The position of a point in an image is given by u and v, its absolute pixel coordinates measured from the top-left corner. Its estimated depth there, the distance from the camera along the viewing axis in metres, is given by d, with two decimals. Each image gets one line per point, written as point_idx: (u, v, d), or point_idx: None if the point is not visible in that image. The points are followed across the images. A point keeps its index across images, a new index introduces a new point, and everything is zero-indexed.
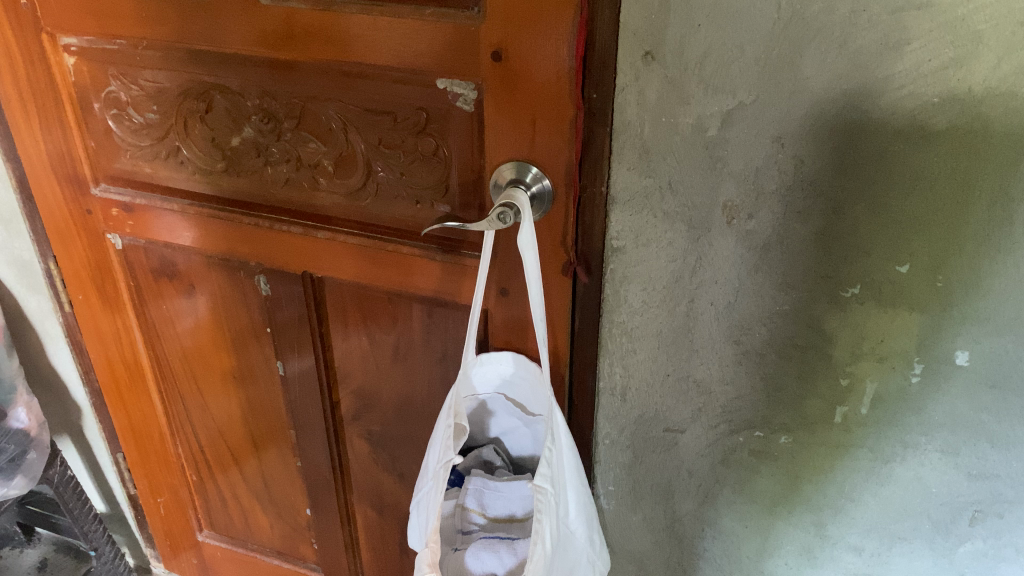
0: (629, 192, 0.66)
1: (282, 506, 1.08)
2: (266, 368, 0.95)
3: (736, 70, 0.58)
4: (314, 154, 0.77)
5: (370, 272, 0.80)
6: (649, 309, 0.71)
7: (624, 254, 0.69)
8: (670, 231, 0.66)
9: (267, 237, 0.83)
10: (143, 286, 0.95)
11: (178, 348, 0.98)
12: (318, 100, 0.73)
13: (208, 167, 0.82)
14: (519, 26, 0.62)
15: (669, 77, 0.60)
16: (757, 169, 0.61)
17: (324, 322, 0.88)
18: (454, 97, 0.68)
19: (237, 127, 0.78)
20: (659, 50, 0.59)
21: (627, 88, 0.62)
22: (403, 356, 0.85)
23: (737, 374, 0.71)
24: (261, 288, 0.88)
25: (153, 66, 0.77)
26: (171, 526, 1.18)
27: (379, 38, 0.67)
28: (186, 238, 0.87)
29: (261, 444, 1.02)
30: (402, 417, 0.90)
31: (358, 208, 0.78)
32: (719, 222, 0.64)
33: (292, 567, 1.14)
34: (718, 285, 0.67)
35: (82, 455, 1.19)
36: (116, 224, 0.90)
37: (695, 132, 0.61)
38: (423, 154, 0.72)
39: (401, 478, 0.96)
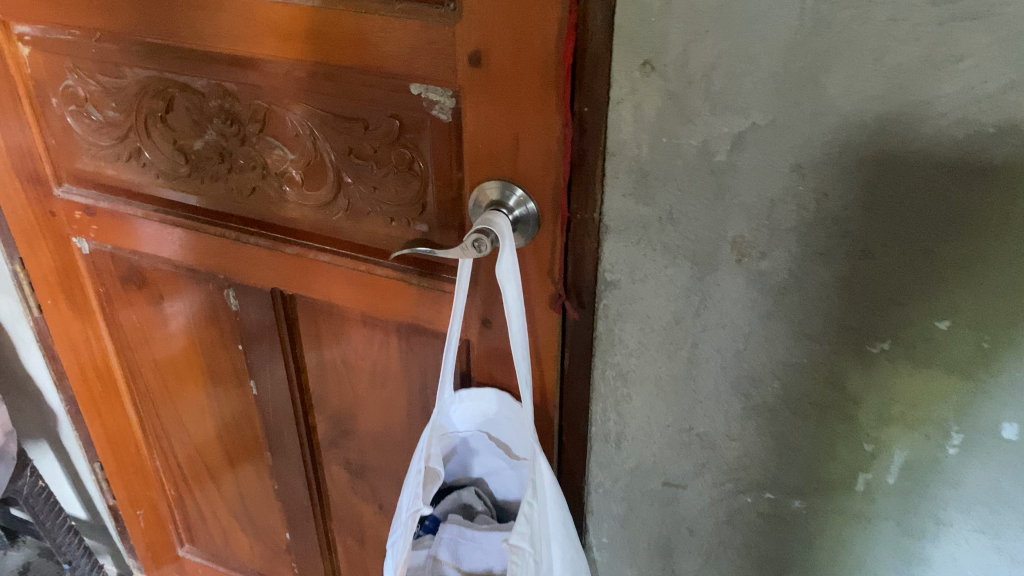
0: (624, 221, 0.57)
1: (262, 527, 1.01)
2: (241, 385, 0.88)
3: (749, 86, 0.49)
4: (280, 162, 0.69)
5: (344, 293, 0.73)
6: (646, 352, 0.62)
7: (618, 289, 0.60)
8: (671, 267, 0.57)
9: (233, 251, 0.76)
10: (113, 293, 0.88)
11: (151, 359, 0.92)
12: (284, 103, 0.65)
13: (170, 171, 0.75)
14: (499, 27, 0.53)
15: (671, 91, 0.51)
16: (771, 202, 0.52)
17: (297, 343, 0.80)
18: (430, 105, 0.60)
19: (199, 130, 0.71)
20: (658, 60, 0.50)
21: (623, 103, 0.53)
22: (381, 384, 0.78)
23: (745, 431, 0.62)
24: (230, 303, 0.81)
25: (111, 60, 0.70)
26: (151, 540, 1.12)
27: (345, 36, 0.59)
28: (152, 247, 0.80)
29: (239, 464, 0.96)
30: (381, 448, 0.82)
31: (327, 222, 0.70)
32: (726, 261, 0.55)
33: None
34: (724, 330, 0.58)
35: (60, 463, 1.11)
36: (80, 228, 0.83)
37: (701, 156, 0.52)
38: (398, 167, 0.64)
39: (381, 511, 0.88)
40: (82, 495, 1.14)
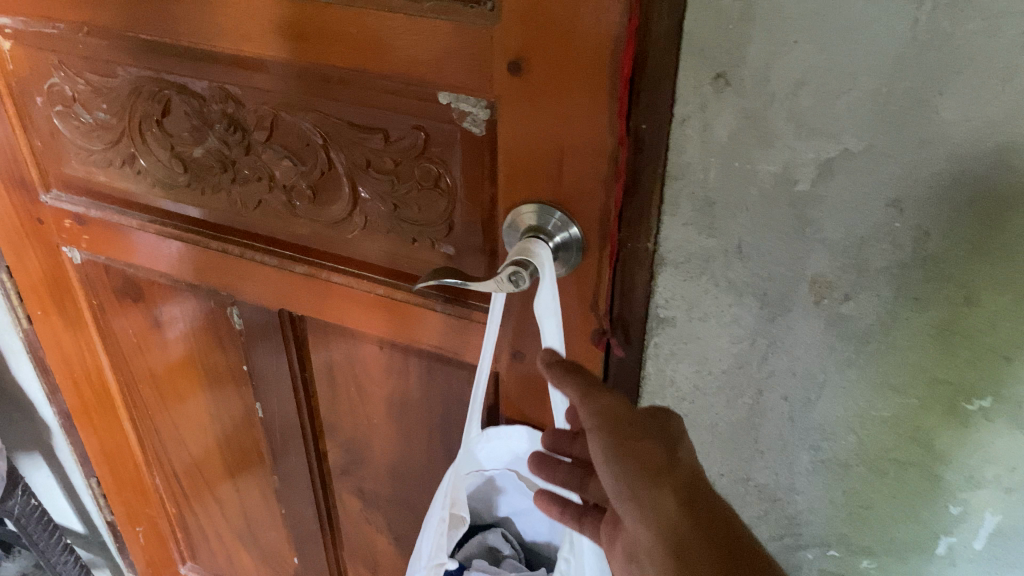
0: (683, 252, 0.50)
1: (267, 550, 0.95)
2: (246, 406, 0.81)
3: (843, 107, 0.42)
4: (289, 174, 0.62)
5: (359, 318, 0.66)
6: (701, 396, 0.55)
7: (672, 327, 0.53)
8: (736, 306, 0.50)
9: (237, 268, 0.69)
10: (107, 305, 0.81)
11: (149, 375, 0.85)
12: (294, 109, 0.58)
13: (168, 180, 0.67)
14: (544, 32, 0.46)
15: (747, 109, 0.44)
16: (861, 239, 0.45)
17: (307, 366, 0.74)
18: (460, 116, 0.53)
19: (199, 136, 0.64)
20: (735, 73, 0.43)
21: (690, 120, 0.45)
22: (399, 414, 0.71)
23: (811, 485, 0.55)
24: (234, 321, 0.74)
25: (101, 57, 0.63)
26: (152, 556, 1.06)
27: (364, 37, 0.51)
28: (149, 260, 0.73)
29: (243, 487, 0.89)
30: (397, 480, 0.76)
31: (342, 240, 0.63)
32: (803, 302, 0.48)
33: None
34: (795, 377, 0.51)
35: (54, 475, 1.05)
36: (71, 237, 0.76)
37: (779, 184, 0.45)
38: (422, 183, 0.57)
39: (396, 542, 0.81)
40: (79, 509, 1.08)
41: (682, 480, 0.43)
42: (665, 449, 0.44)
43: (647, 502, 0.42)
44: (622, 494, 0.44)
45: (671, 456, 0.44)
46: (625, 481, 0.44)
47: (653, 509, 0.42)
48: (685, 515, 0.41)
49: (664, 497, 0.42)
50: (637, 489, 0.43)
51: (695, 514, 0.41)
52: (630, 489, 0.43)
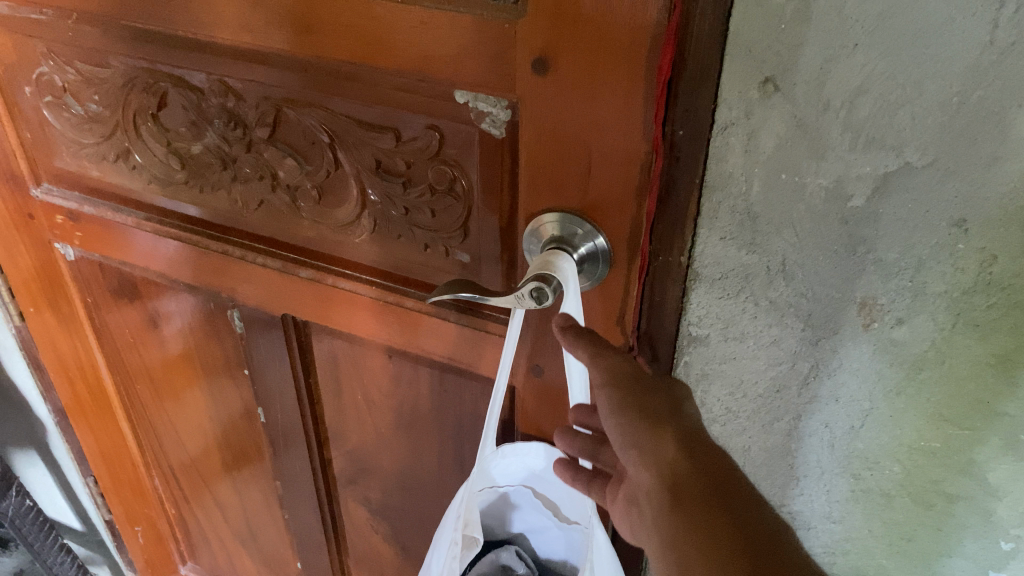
0: (720, 268, 0.46)
1: (270, 555, 0.92)
2: (247, 411, 0.78)
3: (906, 118, 0.38)
4: (293, 174, 0.58)
5: (367, 325, 0.62)
6: (734, 418, 0.51)
7: (705, 345, 0.49)
8: (776, 326, 0.46)
9: (239, 270, 0.65)
10: (102, 303, 0.78)
11: (147, 375, 0.82)
12: (298, 105, 0.54)
13: (165, 176, 0.64)
14: (572, 29, 0.41)
15: (798, 117, 0.40)
16: (919, 261, 0.41)
17: (311, 372, 0.70)
18: (479, 117, 0.48)
19: (197, 131, 0.60)
20: (785, 78, 0.39)
21: (733, 128, 0.41)
22: (409, 424, 0.67)
23: (849, 515, 0.52)
24: (235, 324, 0.70)
25: (91, 46, 0.59)
26: (151, 556, 1.03)
27: (375, 30, 0.47)
28: (145, 259, 0.69)
29: (244, 491, 0.86)
30: (406, 490, 0.73)
31: (350, 244, 0.59)
32: (850, 325, 0.44)
33: None
34: (838, 402, 0.47)
35: (50, 472, 1.02)
36: (63, 234, 0.72)
37: (830, 199, 0.41)
38: (435, 187, 0.53)
39: (404, 552, 0.78)
40: (76, 507, 1.05)
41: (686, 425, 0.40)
42: (668, 401, 0.41)
43: (647, 447, 0.40)
44: (625, 443, 0.41)
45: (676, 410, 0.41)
46: (627, 430, 0.40)
47: (652, 455, 0.39)
48: (686, 455, 0.38)
49: (666, 439, 0.39)
50: (639, 434, 0.40)
51: (697, 454, 0.38)
52: (632, 436, 0.40)
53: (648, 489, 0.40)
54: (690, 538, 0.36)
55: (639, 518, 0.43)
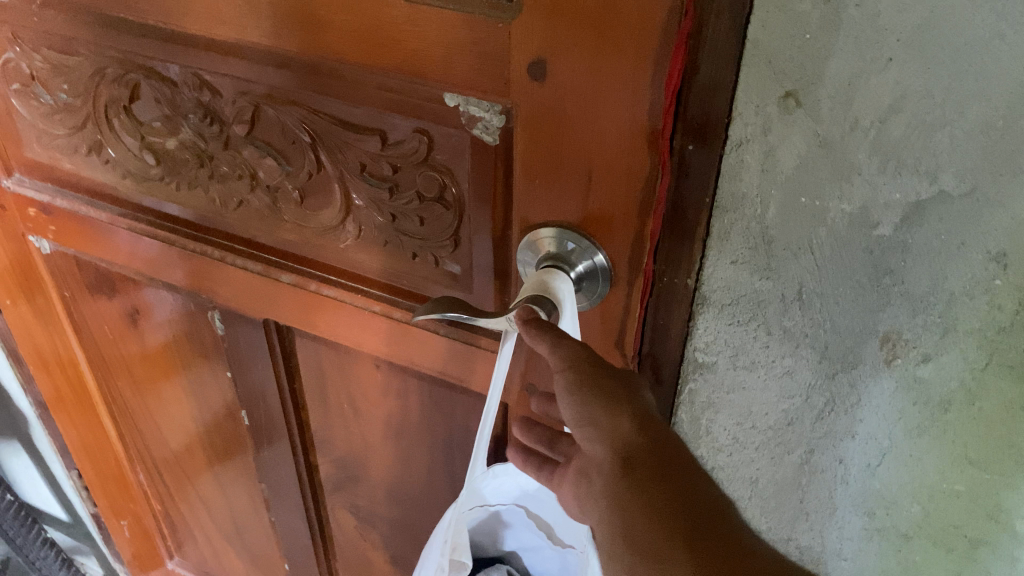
0: (730, 293, 0.42)
1: (257, 555, 0.89)
2: (231, 414, 0.74)
3: (942, 141, 0.34)
4: (273, 174, 0.54)
5: (352, 334, 0.58)
6: (742, 449, 0.48)
7: (712, 373, 0.46)
8: (790, 356, 0.43)
9: (218, 271, 0.61)
10: (80, 298, 0.74)
11: (128, 372, 0.79)
12: (277, 102, 0.50)
13: (140, 172, 0.60)
14: (572, 32, 0.37)
15: (822, 135, 0.35)
16: (951, 295, 0.37)
17: (296, 378, 0.67)
18: (471, 121, 0.44)
19: (172, 125, 0.56)
20: (809, 92, 0.35)
21: (749, 144, 0.37)
22: (397, 435, 0.64)
23: (862, 553, 0.48)
24: (216, 326, 0.67)
25: (57, 33, 0.55)
26: (138, 550, 1.01)
27: (355, 25, 0.43)
28: (120, 256, 0.66)
29: (229, 491, 0.83)
30: (394, 500, 0.70)
31: (334, 249, 0.55)
32: (871, 359, 0.41)
33: None
34: (855, 438, 0.44)
35: (35, 462, 1.00)
36: (36, 227, 0.68)
37: (855, 225, 0.37)
38: (423, 194, 0.49)
39: (393, 562, 0.75)
40: (61, 498, 1.03)
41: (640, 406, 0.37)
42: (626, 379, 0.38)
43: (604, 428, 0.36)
44: (579, 421, 0.38)
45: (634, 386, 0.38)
46: (579, 408, 0.37)
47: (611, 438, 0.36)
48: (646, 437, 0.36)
49: (627, 427, 0.36)
50: (594, 413, 0.37)
51: (658, 436, 0.36)
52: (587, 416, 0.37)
53: (603, 466, 0.37)
54: (649, 528, 0.34)
55: (590, 487, 0.40)
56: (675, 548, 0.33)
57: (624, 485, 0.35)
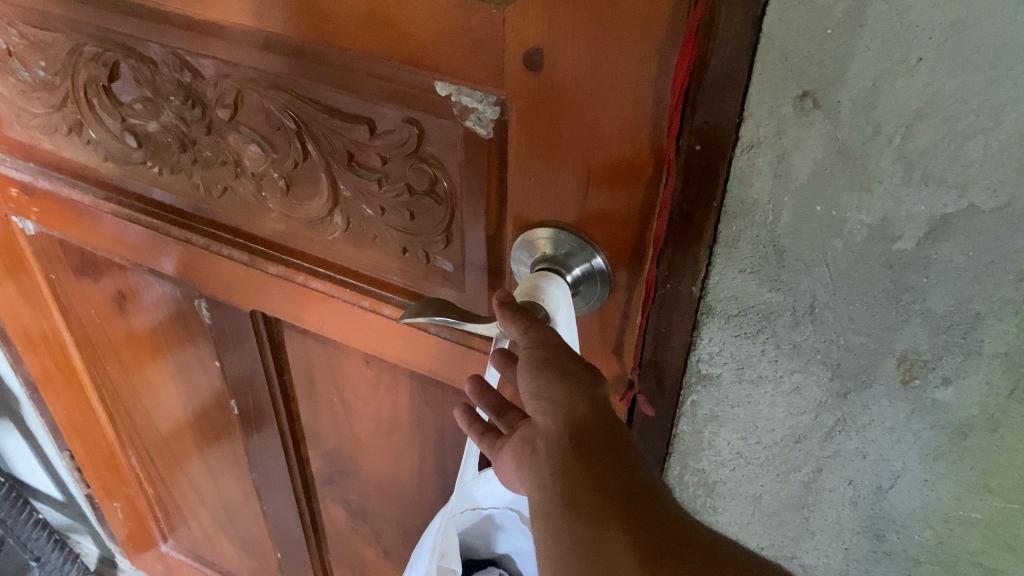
0: (737, 305, 0.39)
1: (249, 542, 0.88)
2: (220, 403, 0.72)
3: (974, 151, 0.31)
4: (258, 161, 0.51)
5: (341, 329, 0.56)
6: (746, 465, 0.45)
7: (716, 386, 0.43)
8: (799, 373, 0.40)
9: (204, 260, 0.59)
10: (66, 281, 0.72)
11: (116, 357, 0.77)
12: (260, 86, 0.47)
13: (122, 155, 0.57)
14: (568, 24, 0.34)
15: (842, 141, 0.32)
16: (976, 316, 0.34)
17: (285, 370, 0.64)
18: (463, 112, 0.40)
19: (153, 107, 0.53)
20: (828, 93, 0.31)
21: (761, 147, 0.34)
22: (388, 432, 0.62)
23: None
24: (203, 314, 0.65)
25: (32, 7, 0.52)
26: (131, 531, 1.00)
27: (337, 8, 0.39)
28: (104, 241, 0.63)
29: (220, 478, 0.82)
30: (385, 496, 0.68)
31: (322, 242, 0.52)
32: (886, 380, 0.38)
33: None
34: (866, 461, 0.41)
35: (28, 441, 0.98)
36: (19, 207, 0.66)
37: (874, 239, 0.34)
38: (413, 188, 0.46)
39: (386, 556, 0.74)
40: (55, 477, 1.02)
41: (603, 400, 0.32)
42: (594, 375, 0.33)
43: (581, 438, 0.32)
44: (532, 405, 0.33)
45: (593, 370, 0.33)
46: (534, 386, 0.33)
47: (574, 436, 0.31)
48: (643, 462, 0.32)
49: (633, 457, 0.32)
50: (547, 386, 0.32)
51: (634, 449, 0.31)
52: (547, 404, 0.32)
53: (543, 446, 0.32)
54: (585, 510, 0.29)
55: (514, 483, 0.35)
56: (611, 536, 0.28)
57: (564, 457, 0.31)
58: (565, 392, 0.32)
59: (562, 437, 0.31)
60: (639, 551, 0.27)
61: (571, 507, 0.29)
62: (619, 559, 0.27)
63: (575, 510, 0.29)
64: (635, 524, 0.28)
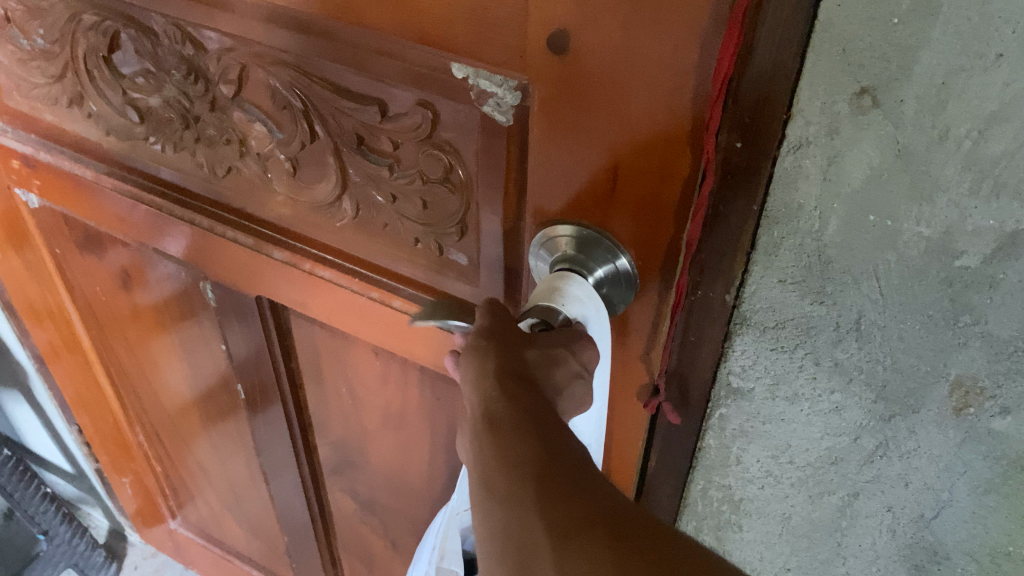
0: (775, 316, 0.36)
1: (256, 524, 0.86)
2: (226, 386, 0.70)
3: None
4: (263, 142, 0.48)
5: (347, 320, 0.53)
6: (775, 484, 0.42)
7: (746, 401, 0.40)
8: (839, 393, 0.37)
9: (207, 242, 0.56)
10: (71, 257, 0.70)
11: (121, 335, 0.75)
12: (265, 63, 0.44)
13: (123, 130, 0.54)
14: (597, 8, 0.30)
15: (903, 145, 0.29)
16: None
17: (292, 358, 0.62)
18: (483, 98, 0.36)
19: (154, 81, 0.50)
20: (889, 91, 0.28)
21: (809, 149, 0.31)
22: (396, 426, 0.59)
23: None
24: (208, 297, 0.62)
25: None
26: (141, 507, 0.99)
27: None
28: (106, 217, 0.61)
29: (227, 461, 0.80)
30: (393, 489, 0.65)
31: (330, 229, 0.49)
32: (938, 405, 0.35)
33: None
34: (908, 489, 0.38)
35: (37, 413, 0.97)
36: (21, 180, 0.64)
37: (934, 252, 0.31)
38: (425, 176, 0.43)
39: (393, 548, 0.72)
40: (64, 450, 1.01)
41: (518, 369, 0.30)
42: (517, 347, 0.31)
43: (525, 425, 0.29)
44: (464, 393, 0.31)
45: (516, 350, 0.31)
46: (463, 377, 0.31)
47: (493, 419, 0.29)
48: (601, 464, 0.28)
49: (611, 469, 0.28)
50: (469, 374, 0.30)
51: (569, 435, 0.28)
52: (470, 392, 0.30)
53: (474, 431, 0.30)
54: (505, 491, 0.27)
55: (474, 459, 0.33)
56: (527, 513, 0.26)
57: (482, 447, 0.28)
58: (484, 380, 0.29)
59: (479, 424, 0.29)
60: (551, 529, 0.25)
61: (493, 501, 0.27)
62: (535, 538, 0.25)
63: (496, 497, 0.27)
64: (546, 502, 0.25)
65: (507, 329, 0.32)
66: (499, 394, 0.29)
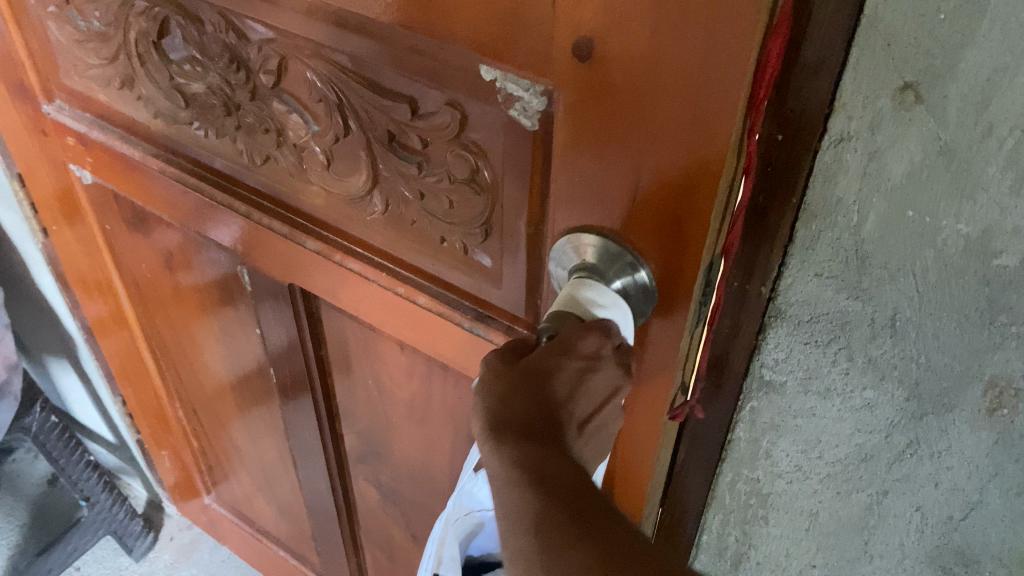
0: (810, 311, 0.36)
1: (285, 506, 0.88)
2: (258, 369, 0.72)
3: None
4: (299, 132, 0.49)
5: (375, 314, 0.54)
6: (803, 479, 0.42)
7: (779, 395, 0.40)
8: (873, 390, 0.37)
9: (244, 228, 0.57)
10: (120, 233, 0.72)
11: (164, 312, 0.77)
12: (303, 54, 0.44)
13: (169, 113, 0.56)
14: (620, 17, 0.30)
15: (945, 142, 0.29)
16: None
17: (321, 346, 0.63)
18: (508, 100, 0.36)
19: (199, 68, 0.51)
20: (933, 87, 0.28)
21: (850, 144, 0.31)
22: (420, 420, 0.60)
23: None
24: (244, 283, 0.64)
25: None
26: (178, 481, 1.02)
27: None
28: (153, 197, 0.63)
29: (259, 443, 0.82)
30: (415, 482, 0.67)
31: (360, 221, 0.50)
32: (972, 405, 0.35)
33: (298, 565, 0.96)
34: (938, 489, 0.38)
35: (83, 382, 1.01)
36: (75, 156, 0.66)
37: (972, 249, 0.31)
38: (453, 176, 0.43)
39: (414, 540, 0.73)
40: (108, 419, 1.04)
41: (511, 412, 0.31)
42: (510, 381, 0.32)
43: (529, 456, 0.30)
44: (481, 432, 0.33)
45: (510, 385, 0.32)
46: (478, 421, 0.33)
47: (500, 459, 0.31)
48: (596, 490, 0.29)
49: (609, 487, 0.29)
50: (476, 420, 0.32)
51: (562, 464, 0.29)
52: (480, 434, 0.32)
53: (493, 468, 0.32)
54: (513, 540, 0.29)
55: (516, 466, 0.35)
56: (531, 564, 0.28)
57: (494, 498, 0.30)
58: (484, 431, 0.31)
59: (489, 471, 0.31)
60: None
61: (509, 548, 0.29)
62: None
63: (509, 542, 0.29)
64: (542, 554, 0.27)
65: (503, 366, 0.33)
66: (495, 448, 0.30)
